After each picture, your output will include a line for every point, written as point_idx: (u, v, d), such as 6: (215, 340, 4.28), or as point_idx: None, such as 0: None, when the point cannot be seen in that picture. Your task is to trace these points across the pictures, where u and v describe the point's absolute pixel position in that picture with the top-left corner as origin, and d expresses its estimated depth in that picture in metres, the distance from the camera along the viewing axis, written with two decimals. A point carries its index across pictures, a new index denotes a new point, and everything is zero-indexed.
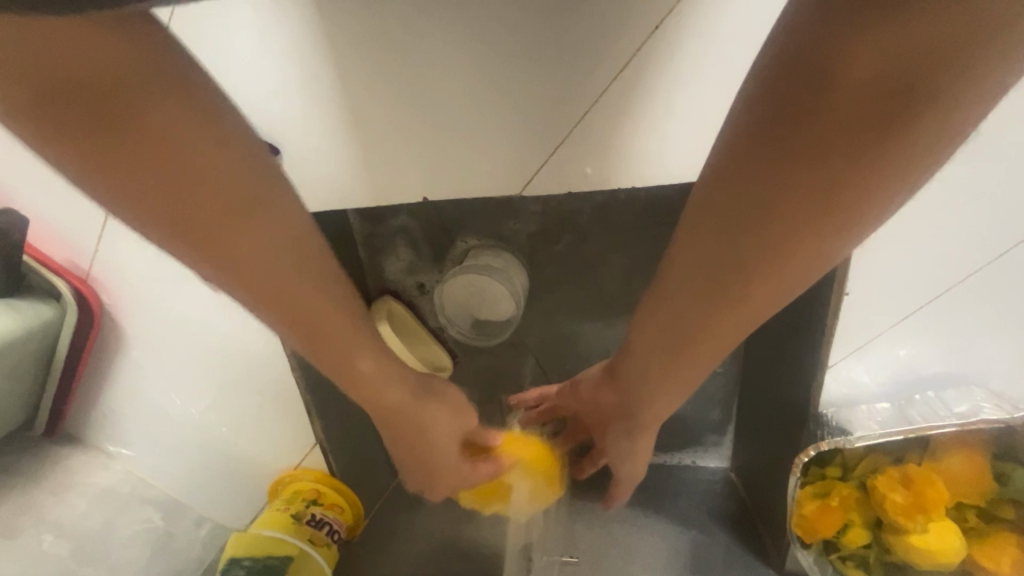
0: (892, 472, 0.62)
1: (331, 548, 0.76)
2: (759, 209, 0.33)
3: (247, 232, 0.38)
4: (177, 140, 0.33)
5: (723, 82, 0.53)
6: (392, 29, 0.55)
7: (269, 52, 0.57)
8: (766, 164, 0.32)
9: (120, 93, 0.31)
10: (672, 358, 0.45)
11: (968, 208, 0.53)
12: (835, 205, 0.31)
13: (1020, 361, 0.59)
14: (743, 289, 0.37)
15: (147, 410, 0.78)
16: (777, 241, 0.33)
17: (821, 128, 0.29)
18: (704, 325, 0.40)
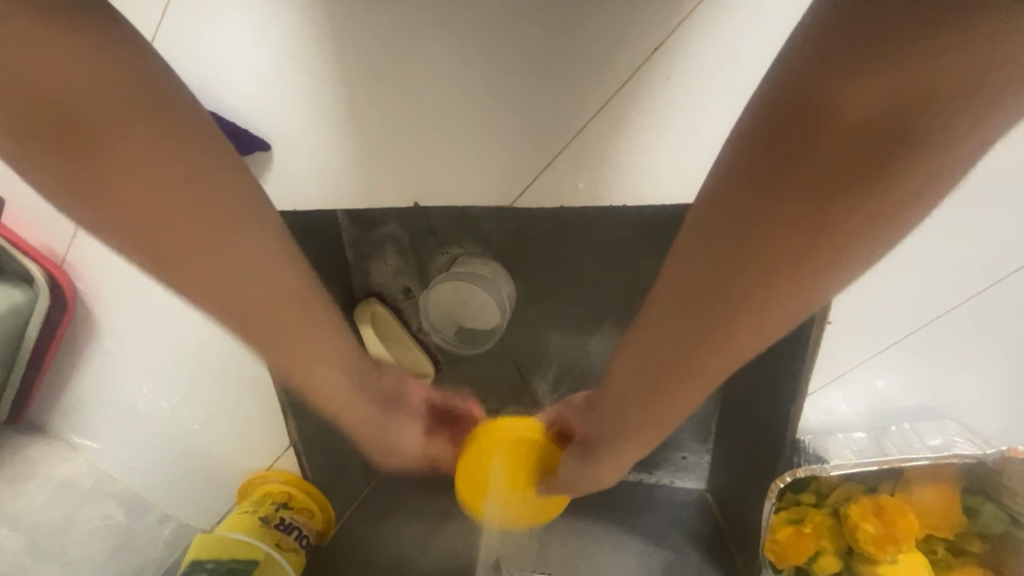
0: (865, 501, 0.62)
1: (298, 553, 0.74)
2: (749, 244, 0.32)
3: (201, 239, 0.35)
4: (124, 137, 0.31)
5: (718, 105, 0.54)
6: (390, 36, 0.55)
7: (267, 51, 0.57)
8: (756, 200, 0.31)
9: (64, 82, 0.29)
10: (652, 399, 0.43)
11: (949, 244, 0.54)
12: (827, 241, 0.30)
13: (989, 397, 0.60)
14: (730, 326, 0.35)
15: (119, 402, 0.76)
16: (767, 278, 0.32)
17: (814, 167, 0.28)
18: (686, 365, 0.38)
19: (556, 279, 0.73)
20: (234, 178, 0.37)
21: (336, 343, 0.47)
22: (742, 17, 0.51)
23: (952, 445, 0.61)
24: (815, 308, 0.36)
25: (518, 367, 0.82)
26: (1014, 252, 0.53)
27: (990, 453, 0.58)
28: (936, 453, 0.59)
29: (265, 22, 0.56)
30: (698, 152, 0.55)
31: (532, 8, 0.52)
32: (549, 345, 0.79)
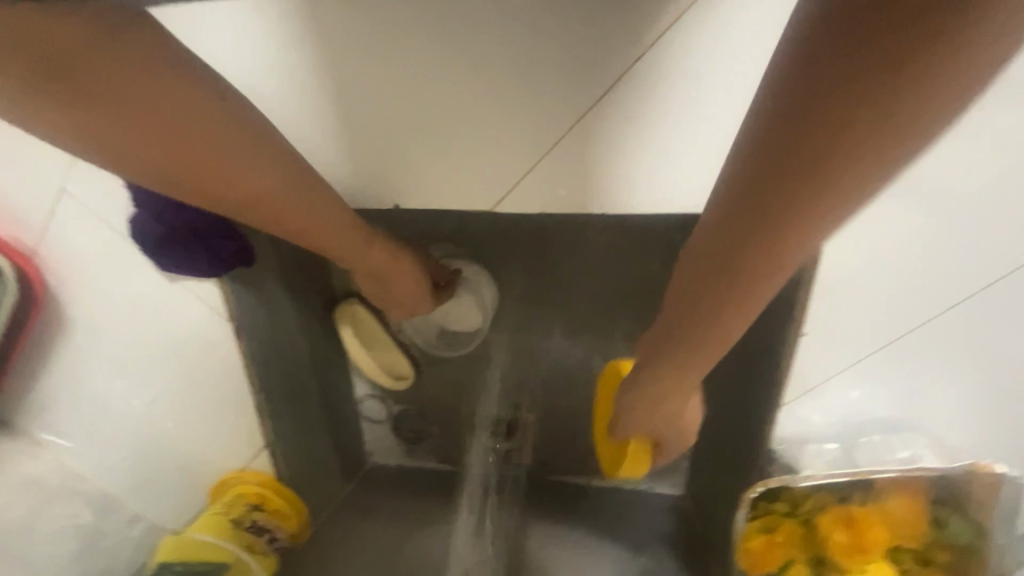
0: (836, 510, 0.63)
1: (269, 557, 0.73)
2: (780, 156, 0.27)
3: (287, 202, 0.42)
4: (196, 124, 0.34)
5: (706, 112, 0.52)
6: (372, 31, 0.53)
7: (245, 40, 0.54)
8: (788, 103, 0.25)
9: (147, 96, 0.32)
10: (682, 337, 0.39)
11: (926, 259, 0.54)
12: (871, 138, 0.24)
13: (960, 411, 0.61)
14: (764, 251, 0.30)
15: (89, 398, 0.74)
16: (806, 193, 0.27)
17: (829, 138, 0.24)
18: (722, 298, 0.34)
19: (540, 283, 0.73)
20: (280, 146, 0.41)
21: None
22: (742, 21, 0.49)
23: (919, 458, 0.63)
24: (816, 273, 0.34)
25: (500, 369, 0.82)
26: (985, 268, 0.54)
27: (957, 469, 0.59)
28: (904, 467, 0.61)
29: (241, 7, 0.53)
30: (683, 160, 0.55)
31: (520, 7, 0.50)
32: (532, 350, 0.79)
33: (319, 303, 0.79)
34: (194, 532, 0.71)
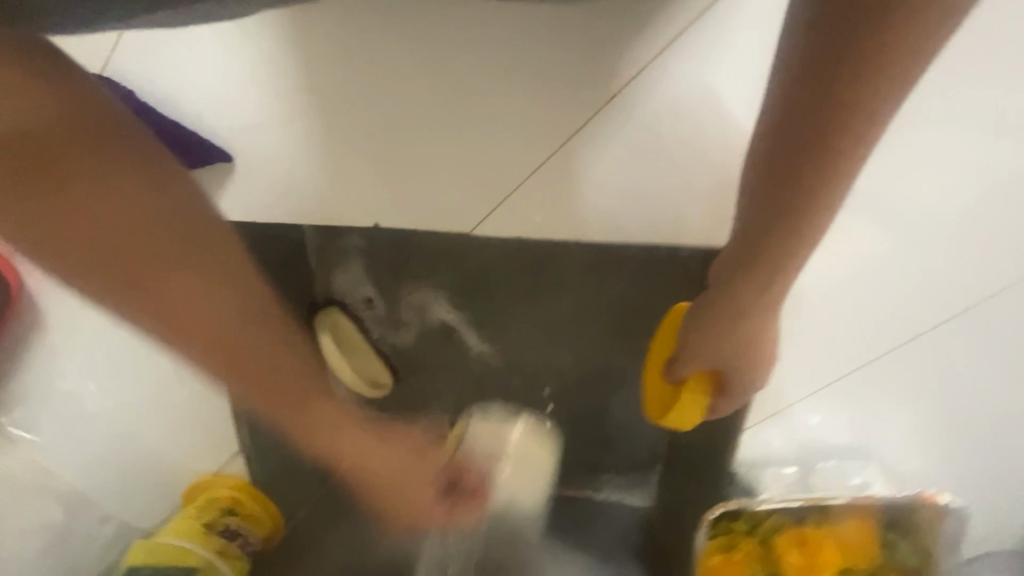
0: (792, 532, 0.65)
1: (240, 560, 0.76)
2: (813, 105, 0.35)
3: (139, 243, 0.42)
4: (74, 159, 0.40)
5: (648, 156, 0.64)
6: (386, 77, 0.67)
7: (240, 89, 0.67)
8: (808, 64, 0.34)
9: (31, 115, 0.38)
10: (760, 270, 0.45)
11: (857, 291, 0.62)
12: (882, 79, 0.32)
13: (911, 440, 0.64)
14: (813, 181, 0.37)
15: (60, 395, 0.75)
16: (840, 131, 0.35)
17: (845, 109, 0.34)
18: (784, 232, 0.41)
19: (529, 299, 0.70)
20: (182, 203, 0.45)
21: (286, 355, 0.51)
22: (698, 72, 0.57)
23: (872, 486, 0.65)
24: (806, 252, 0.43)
25: None
26: (914, 295, 0.62)
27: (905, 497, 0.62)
28: (854, 496, 0.63)
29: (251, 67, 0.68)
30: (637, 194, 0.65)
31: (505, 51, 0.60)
32: (519, 366, 0.77)
33: None
34: (165, 535, 0.73)
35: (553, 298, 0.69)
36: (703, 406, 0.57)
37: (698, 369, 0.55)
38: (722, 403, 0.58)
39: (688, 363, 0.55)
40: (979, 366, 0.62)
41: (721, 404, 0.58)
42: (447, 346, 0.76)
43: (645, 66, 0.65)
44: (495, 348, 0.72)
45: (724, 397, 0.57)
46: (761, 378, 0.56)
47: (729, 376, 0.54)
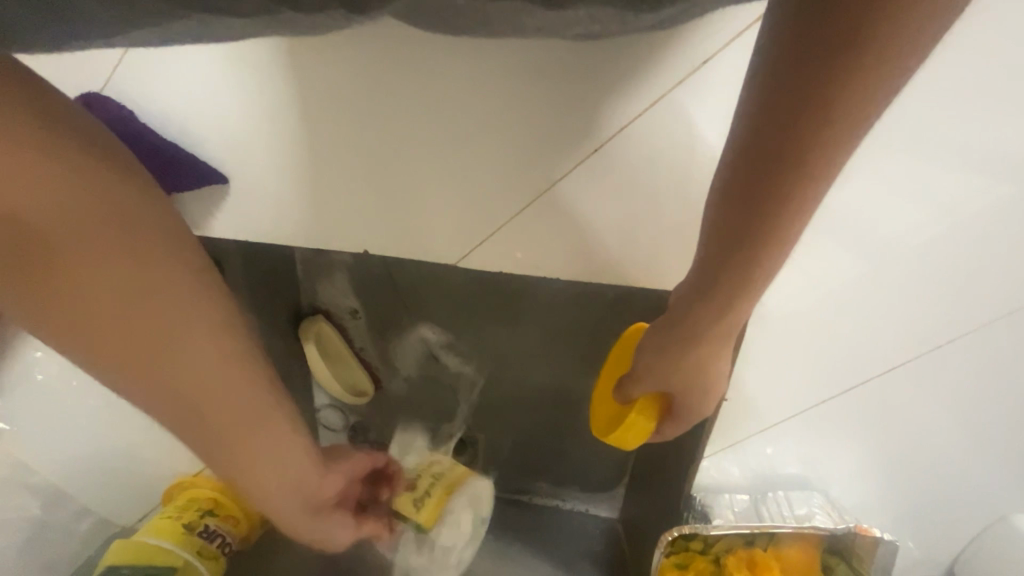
0: (742, 553, 0.71)
1: (218, 561, 0.82)
2: (769, 139, 0.34)
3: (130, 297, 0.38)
4: (82, 245, 0.36)
5: (660, 192, 0.56)
6: (362, 74, 0.55)
7: (218, 89, 0.58)
8: (767, 96, 0.34)
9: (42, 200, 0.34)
10: (710, 305, 0.44)
11: (839, 338, 0.61)
12: (836, 117, 0.31)
13: (849, 473, 0.71)
14: (766, 216, 0.37)
15: (44, 396, 0.73)
16: (793, 165, 0.34)
17: (830, 89, 0.31)
18: (739, 269, 0.40)
19: (498, 324, 0.76)
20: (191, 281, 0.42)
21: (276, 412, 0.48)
22: (696, 112, 0.53)
23: (814, 516, 0.72)
24: (777, 260, 0.39)
25: (457, 395, 0.87)
26: (886, 351, 0.61)
27: (842, 527, 0.68)
28: (798, 523, 0.69)
29: (216, 59, 0.57)
30: (641, 233, 0.58)
31: (490, 66, 0.53)
32: (484, 379, 0.84)
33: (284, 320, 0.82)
34: (144, 536, 0.77)
35: (525, 325, 0.75)
36: (650, 427, 0.56)
37: (649, 390, 0.54)
38: (665, 429, 0.57)
39: (639, 382, 0.54)
40: (926, 412, 0.65)
41: (664, 429, 0.57)
42: (427, 358, 0.84)
43: (670, 85, 0.52)
44: (463, 360, 0.83)
45: (671, 421, 0.56)
46: (706, 407, 0.54)
47: (677, 399, 0.53)
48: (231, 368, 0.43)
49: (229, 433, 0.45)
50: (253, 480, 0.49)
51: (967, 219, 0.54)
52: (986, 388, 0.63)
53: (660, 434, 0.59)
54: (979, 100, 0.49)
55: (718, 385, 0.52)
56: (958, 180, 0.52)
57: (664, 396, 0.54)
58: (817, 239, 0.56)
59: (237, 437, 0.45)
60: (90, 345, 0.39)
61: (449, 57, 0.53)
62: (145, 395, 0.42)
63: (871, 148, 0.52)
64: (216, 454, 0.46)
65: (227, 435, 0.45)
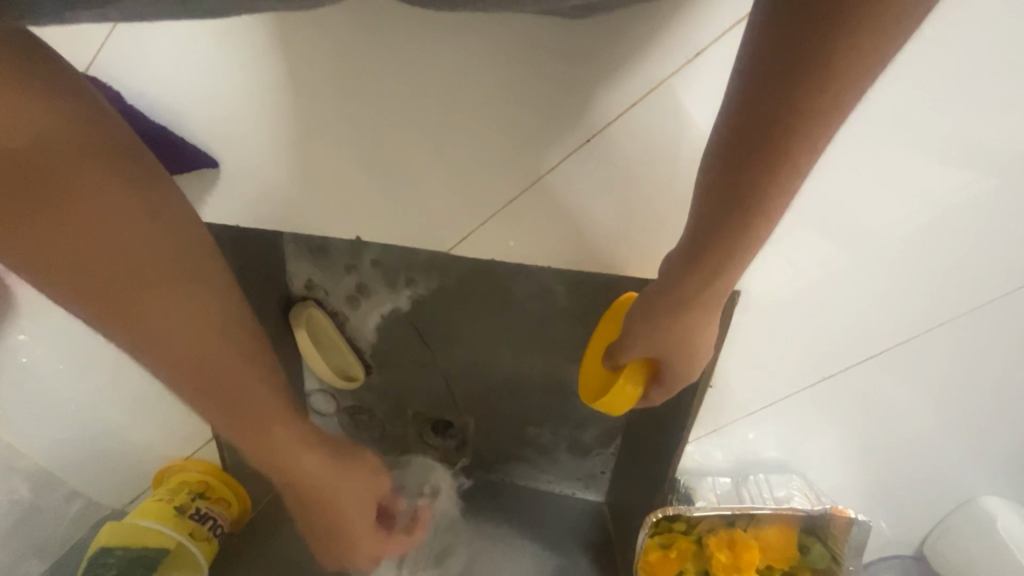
0: (722, 533, 0.74)
1: (212, 543, 0.83)
2: (764, 108, 0.35)
3: (100, 207, 0.41)
4: (88, 187, 0.41)
5: (651, 183, 0.57)
6: (356, 52, 0.55)
7: (209, 68, 0.57)
8: (761, 68, 0.34)
9: (47, 141, 0.39)
10: (697, 277, 0.45)
11: (821, 327, 0.62)
12: (831, 86, 0.32)
13: (825, 457, 0.73)
14: (754, 186, 0.38)
15: (33, 381, 0.73)
16: (783, 137, 0.35)
17: (821, 64, 0.31)
18: (729, 238, 0.41)
19: (490, 309, 0.76)
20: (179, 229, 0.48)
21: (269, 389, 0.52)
22: (690, 103, 0.53)
23: (791, 498, 0.74)
24: (764, 229, 0.41)
25: (449, 380, 0.88)
26: (866, 339, 0.63)
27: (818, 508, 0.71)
28: (777, 505, 0.71)
29: (208, 37, 0.56)
30: (631, 222, 0.59)
31: (485, 43, 0.53)
32: (477, 364, 0.85)
33: (275, 305, 0.82)
34: (133, 519, 0.78)
35: (517, 311, 0.75)
36: (637, 392, 0.57)
37: (637, 356, 0.55)
38: (659, 394, 0.58)
39: (629, 349, 0.55)
40: (901, 399, 0.68)
41: (654, 394, 0.58)
42: (418, 343, 0.84)
43: (666, 74, 0.52)
44: (455, 345, 0.83)
45: (659, 386, 0.56)
46: (692, 373, 0.54)
47: (664, 367, 0.54)
48: (213, 310, 0.48)
49: (224, 375, 0.48)
50: (265, 432, 0.52)
51: (949, 209, 0.55)
52: (957, 376, 0.66)
53: (649, 401, 0.59)
54: (964, 95, 0.50)
55: (707, 351, 0.53)
56: (940, 173, 0.53)
57: (652, 368, 0.56)
58: (801, 231, 0.57)
59: (230, 380, 0.49)
60: (86, 278, 0.42)
61: (445, 36, 0.53)
62: (145, 339, 0.45)
63: (859, 140, 0.53)
64: (211, 406, 0.50)
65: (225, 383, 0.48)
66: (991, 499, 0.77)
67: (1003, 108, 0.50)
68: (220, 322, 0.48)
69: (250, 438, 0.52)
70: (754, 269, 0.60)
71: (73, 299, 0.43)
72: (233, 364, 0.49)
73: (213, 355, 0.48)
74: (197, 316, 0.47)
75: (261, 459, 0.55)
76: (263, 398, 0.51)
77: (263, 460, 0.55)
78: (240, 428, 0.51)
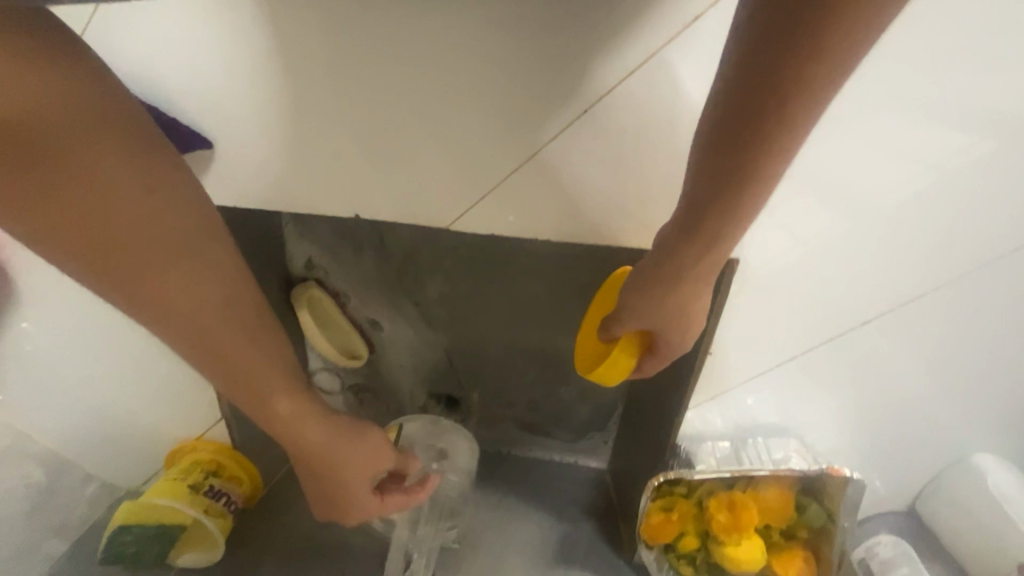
0: (722, 495, 0.76)
1: (225, 518, 0.85)
2: (758, 77, 0.34)
3: (84, 161, 0.41)
4: (98, 156, 0.42)
5: (649, 153, 0.57)
6: (347, 26, 0.53)
7: (199, 46, 0.56)
8: (753, 35, 0.34)
9: (53, 107, 0.40)
10: (693, 249, 0.46)
11: (818, 293, 0.63)
12: (825, 54, 0.32)
13: (821, 421, 0.75)
14: (748, 160, 0.38)
15: (46, 366, 0.74)
16: (777, 111, 0.35)
17: (814, 32, 0.31)
18: (722, 209, 0.42)
19: (491, 283, 0.76)
20: (187, 196, 0.48)
21: (273, 363, 0.53)
22: (688, 70, 0.52)
23: (790, 460, 0.76)
24: (758, 199, 0.41)
25: (452, 355, 0.90)
26: (862, 304, 0.64)
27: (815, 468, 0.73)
28: (775, 466, 0.74)
29: (195, 13, 0.55)
30: (629, 193, 0.59)
31: (478, 13, 0.52)
32: (479, 339, 0.86)
33: (276, 286, 0.83)
34: (149, 497, 0.80)
35: (517, 285, 0.76)
36: (631, 363, 0.57)
37: (632, 328, 0.55)
38: (650, 367, 0.58)
39: (624, 322, 0.55)
40: (896, 361, 0.69)
41: (648, 367, 0.58)
42: (419, 319, 0.85)
43: (664, 41, 0.51)
44: (455, 319, 0.84)
45: (652, 357, 0.56)
46: (685, 345, 0.55)
47: (659, 338, 0.54)
48: (217, 277, 0.49)
49: (228, 342, 0.50)
50: (272, 399, 0.54)
51: (946, 173, 0.55)
52: (951, 337, 0.67)
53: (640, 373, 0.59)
54: (964, 54, 0.49)
55: (703, 318, 0.54)
56: (940, 135, 0.53)
57: (648, 339, 0.56)
58: (799, 199, 0.58)
59: (237, 349, 0.50)
60: (95, 245, 0.43)
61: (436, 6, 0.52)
62: (153, 307, 0.46)
63: (863, 103, 0.52)
64: (217, 371, 0.51)
65: (237, 349, 0.50)
66: (981, 456, 0.79)
67: (1008, 66, 0.50)
68: (232, 290, 0.50)
69: (257, 405, 0.54)
70: (752, 237, 0.60)
71: (87, 268, 0.44)
72: (240, 330, 0.50)
73: (216, 322, 0.49)
74: (198, 280, 0.47)
75: (266, 426, 0.57)
76: (261, 360, 0.52)
77: (273, 431, 0.57)
78: (252, 391, 0.53)
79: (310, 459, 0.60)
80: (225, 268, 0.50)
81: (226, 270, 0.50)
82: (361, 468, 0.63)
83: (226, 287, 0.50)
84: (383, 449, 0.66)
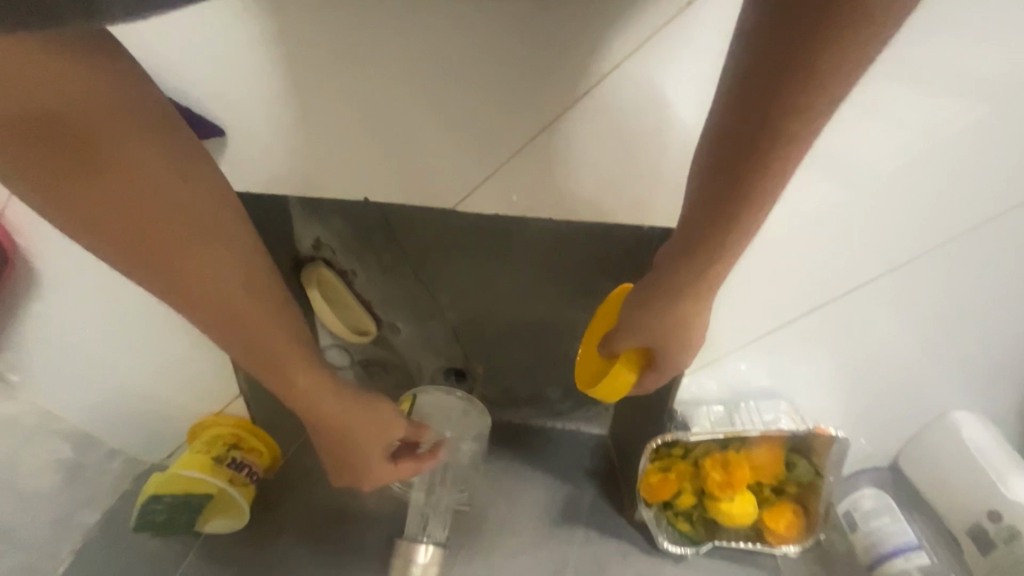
0: (717, 455, 0.81)
1: (248, 486, 0.91)
2: (752, 107, 0.38)
3: (132, 166, 0.44)
4: (144, 161, 0.45)
5: (651, 132, 0.58)
6: (348, 10, 0.54)
7: (205, 32, 0.56)
8: (749, 69, 0.37)
9: (104, 116, 0.42)
10: (693, 266, 0.49)
11: (809, 263, 0.66)
12: (812, 89, 0.35)
13: (810, 385, 0.79)
14: (745, 184, 0.41)
15: (73, 349, 0.78)
16: (776, 128, 0.38)
17: (802, 70, 0.35)
18: (721, 229, 0.45)
19: (496, 259, 0.79)
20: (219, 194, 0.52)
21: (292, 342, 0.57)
22: (690, 49, 0.53)
23: (779, 421, 0.80)
24: (755, 222, 0.44)
25: (458, 330, 0.93)
26: (849, 273, 0.67)
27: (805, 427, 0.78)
28: (766, 427, 0.78)
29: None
30: (629, 171, 0.61)
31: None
32: (484, 314, 0.89)
33: (286, 267, 0.85)
34: (177, 468, 0.85)
35: (521, 262, 0.79)
36: (631, 377, 0.60)
37: (631, 345, 0.58)
38: (652, 381, 0.60)
39: (623, 338, 0.58)
40: (885, 325, 0.72)
41: (649, 382, 0.60)
42: (426, 296, 0.88)
43: (666, 20, 0.52)
44: (461, 294, 0.87)
45: (653, 373, 0.59)
46: (682, 361, 0.58)
47: (659, 354, 0.57)
48: (242, 261, 0.52)
49: (252, 321, 0.53)
50: (294, 374, 0.57)
51: (934, 147, 0.57)
52: (936, 304, 0.71)
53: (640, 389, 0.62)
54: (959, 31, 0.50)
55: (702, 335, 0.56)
56: (932, 106, 0.55)
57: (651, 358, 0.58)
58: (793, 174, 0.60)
59: (264, 329, 0.54)
60: (138, 241, 0.46)
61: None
62: (189, 295, 0.50)
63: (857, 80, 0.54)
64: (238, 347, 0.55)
65: (268, 328, 0.54)
66: (960, 414, 0.84)
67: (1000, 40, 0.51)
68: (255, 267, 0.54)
69: (277, 380, 0.58)
70: None
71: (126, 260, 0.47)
72: (264, 305, 0.54)
73: (244, 306, 0.52)
74: (224, 265, 0.50)
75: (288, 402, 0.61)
76: (283, 337, 0.55)
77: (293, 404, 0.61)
78: (269, 366, 0.56)
79: (331, 430, 0.64)
80: (246, 250, 0.53)
81: (248, 251, 0.53)
82: (376, 436, 0.67)
83: (250, 272, 0.53)
84: (396, 422, 0.70)
